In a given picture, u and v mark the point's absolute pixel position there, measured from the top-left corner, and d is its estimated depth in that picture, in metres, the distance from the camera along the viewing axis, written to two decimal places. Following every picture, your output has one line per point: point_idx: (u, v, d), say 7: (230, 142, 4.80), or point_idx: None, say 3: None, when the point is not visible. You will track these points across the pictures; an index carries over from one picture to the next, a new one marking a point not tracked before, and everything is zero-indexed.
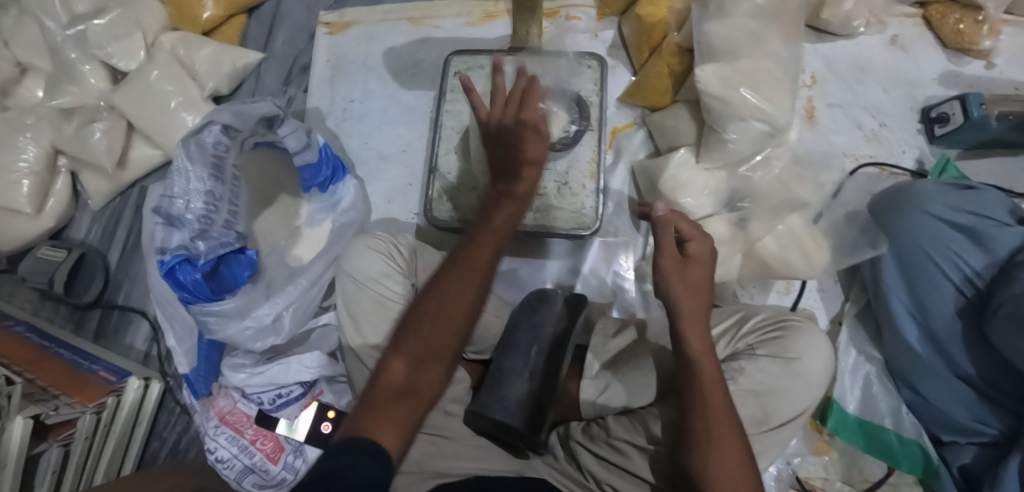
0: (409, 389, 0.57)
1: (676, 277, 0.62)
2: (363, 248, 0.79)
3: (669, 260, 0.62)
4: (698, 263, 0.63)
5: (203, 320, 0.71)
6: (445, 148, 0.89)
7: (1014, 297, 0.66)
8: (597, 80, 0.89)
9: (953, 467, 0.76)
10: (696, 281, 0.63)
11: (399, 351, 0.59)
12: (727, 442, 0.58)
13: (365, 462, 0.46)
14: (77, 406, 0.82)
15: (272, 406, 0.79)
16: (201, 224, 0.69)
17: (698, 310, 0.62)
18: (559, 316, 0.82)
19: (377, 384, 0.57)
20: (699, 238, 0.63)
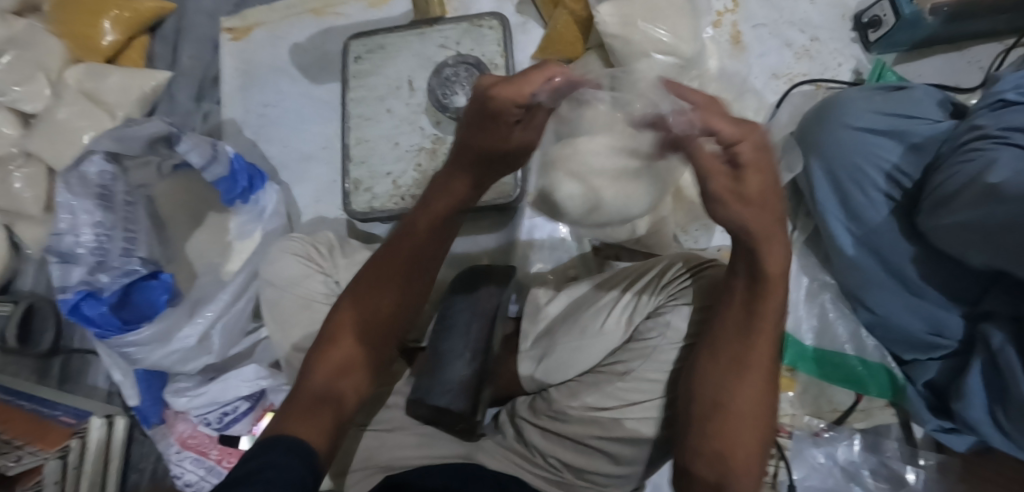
0: (329, 396, 0.58)
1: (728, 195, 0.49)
2: (279, 252, 0.77)
3: (713, 175, 0.48)
4: (759, 175, 0.48)
5: (125, 351, 0.72)
6: (355, 137, 0.83)
7: (941, 191, 0.63)
8: (500, 40, 0.81)
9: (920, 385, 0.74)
10: (754, 195, 0.48)
11: (325, 359, 0.60)
12: (751, 372, 0.53)
13: (286, 460, 0.46)
14: (40, 453, 0.83)
15: (221, 425, 0.79)
16: (96, 256, 0.69)
17: (766, 221, 0.49)
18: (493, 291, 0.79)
19: (299, 390, 0.59)
20: (755, 149, 0.46)
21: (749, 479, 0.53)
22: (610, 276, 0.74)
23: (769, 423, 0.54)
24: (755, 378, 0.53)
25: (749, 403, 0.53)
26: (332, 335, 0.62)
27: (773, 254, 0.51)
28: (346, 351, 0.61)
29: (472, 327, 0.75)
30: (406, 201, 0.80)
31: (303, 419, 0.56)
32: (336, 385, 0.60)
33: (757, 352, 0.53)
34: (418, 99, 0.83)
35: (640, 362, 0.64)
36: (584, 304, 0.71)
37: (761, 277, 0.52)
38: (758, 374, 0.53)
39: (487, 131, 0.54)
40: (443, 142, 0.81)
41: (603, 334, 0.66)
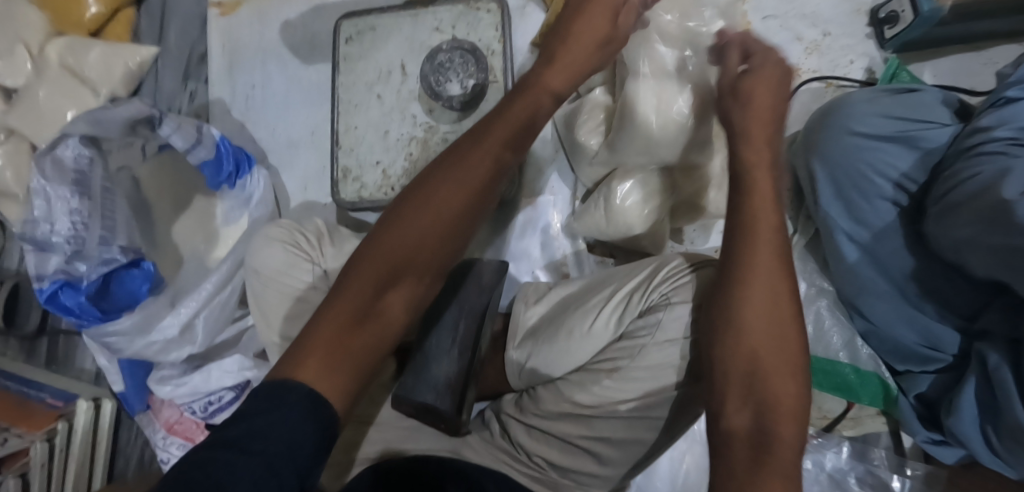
0: (364, 318, 0.47)
1: (742, 115, 0.52)
2: (264, 240, 0.76)
3: (725, 85, 0.55)
4: (767, 89, 0.52)
5: (107, 341, 0.70)
6: (345, 123, 0.81)
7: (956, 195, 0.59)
8: (498, 25, 0.77)
9: (912, 396, 0.73)
10: (762, 107, 0.52)
11: (345, 287, 0.49)
12: (760, 289, 0.46)
13: (297, 419, 0.39)
14: (25, 436, 0.83)
15: (206, 414, 0.77)
16: (72, 245, 0.66)
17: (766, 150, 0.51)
18: (481, 287, 0.78)
19: (320, 317, 0.47)
20: (767, 67, 0.53)
21: (794, 414, 0.44)
22: (604, 275, 0.70)
23: (802, 354, 0.46)
24: (760, 288, 0.46)
25: (765, 330, 0.45)
26: (353, 273, 0.50)
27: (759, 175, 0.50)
28: (408, 256, 0.49)
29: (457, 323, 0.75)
30: (395, 193, 0.78)
31: (327, 349, 0.45)
32: (382, 301, 0.48)
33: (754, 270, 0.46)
34: (410, 85, 0.79)
35: (630, 359, 0.60)
36: (574, 302, 0.68)
37: (744, 194, 0.50)
38: (765, 290, 0.46)
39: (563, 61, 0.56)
40: (435, 132, 0.77)
41: (591, 333, 0.64)
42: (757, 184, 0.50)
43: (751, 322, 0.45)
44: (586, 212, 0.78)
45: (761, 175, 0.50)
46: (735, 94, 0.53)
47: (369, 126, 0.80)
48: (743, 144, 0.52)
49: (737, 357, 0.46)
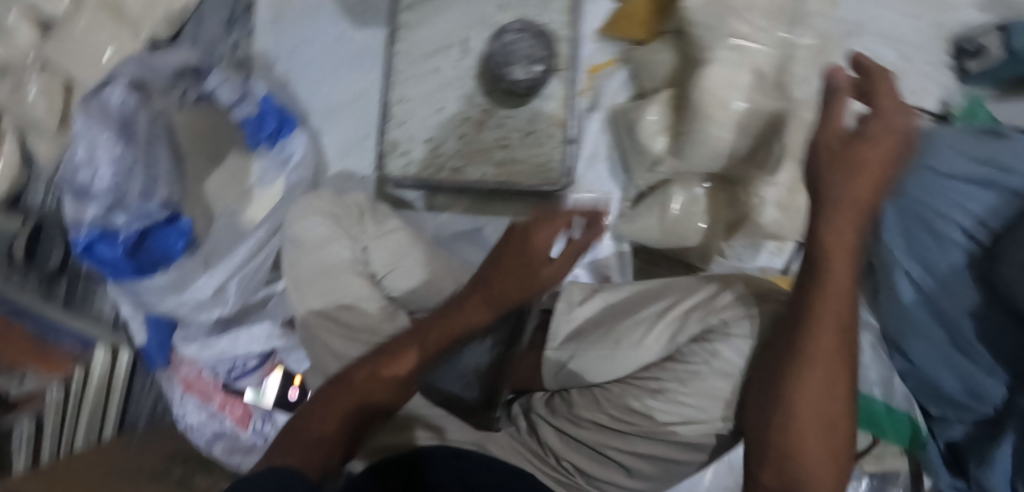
0: (320, 438, 0.56)
1: (835, 166, 0.48)
2: (305, 208, 0.74)
3: (831, 142, 0.49)
4: (880, 144, 0.47)
5: (141, 295, 0.68)
6: (398, 95, 0.78)
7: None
8: (568, 10, 0.73)
9: (942, 441, 0.71)
10: (865, 159, 0.47)
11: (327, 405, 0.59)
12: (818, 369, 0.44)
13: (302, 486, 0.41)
14: (43, 377, 0.83)
15: (229, 378, 0.76)
16: (114, 195, 0.62)
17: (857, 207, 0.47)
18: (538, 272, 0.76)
19: (295, 432, 0.57)
20: (891, 112, 0.48)
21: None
22: (656, 287, 0.70)
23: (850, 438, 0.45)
24: (830, 338, 0.44)
25: (823, 380, 0.44)
26: (326, 396, 0.60)
27: (846, 223, 0.47)
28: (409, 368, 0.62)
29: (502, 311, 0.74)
30: (444, 173, 0.75)
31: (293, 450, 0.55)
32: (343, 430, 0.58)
33: (833, 313, 0.45)
34: (469, 63, 0.76)
35: (676, 383, 0.60)
36: (622, 312, 0.68)
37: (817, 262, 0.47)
38: (840, 342, 0.45)
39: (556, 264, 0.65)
40: (491, 115, 0.75)
41: (638, 349, 0.63)
42: (835, 235, 0.47)
43: (814, 370, 0.44)
44: (639, 215, 0.77)
45: (852, 225, 0.47)
46: (846, 147, 0.48)
47: (424, 101, 0.77)
48: (830, 202, 0.47)
49: (777, 439, 0.45)
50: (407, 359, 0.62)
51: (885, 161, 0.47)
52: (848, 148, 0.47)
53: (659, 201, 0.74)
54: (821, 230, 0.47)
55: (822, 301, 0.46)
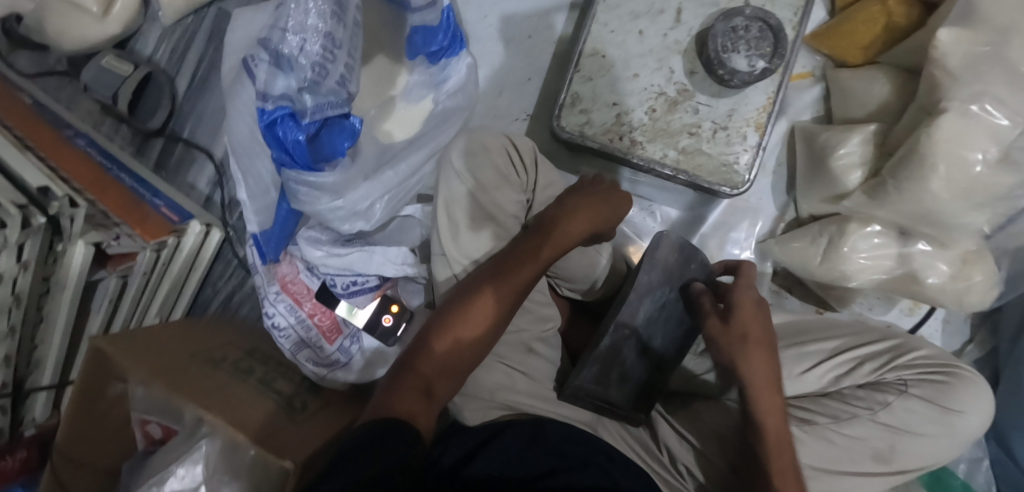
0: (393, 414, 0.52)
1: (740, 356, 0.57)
2: (475, 144, 0.68)
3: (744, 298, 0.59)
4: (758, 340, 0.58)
5: (294, 189, 0.62)
6: (592, 47, 0.73)
7: None
8: (798, 10, 0.70)
9: None
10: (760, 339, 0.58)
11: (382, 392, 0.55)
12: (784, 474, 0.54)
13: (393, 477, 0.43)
14: (138, 240, 0.75)
15: (345, 291, 0.77)
16: (314, 74, 0.55)
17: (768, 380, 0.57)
18: (679, 257, 0.69)
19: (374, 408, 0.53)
20: (743, 287, 0.60)
21: None
22: (820, 323, 0.67)
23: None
24: (765, 378, 0.57)
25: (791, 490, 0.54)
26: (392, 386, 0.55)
27: (758, 356, 0.57)
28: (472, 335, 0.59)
29: (648, 302, 0.68)
30: (623, 143, 0.72)
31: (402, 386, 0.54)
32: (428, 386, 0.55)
33: (766, 402, 0.57)
34: (680, 36, 0.72)
35: (832, 421, 0.59)
36: (785, 336, 0.65)
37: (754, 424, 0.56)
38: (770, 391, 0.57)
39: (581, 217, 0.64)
40: (688, 97, 0.71)
41: (799, 380, 0.62)
42: (755, 369, 0.57)
43: None
44: (796, 238, 0.75)
45: (763, 360, 0.58)
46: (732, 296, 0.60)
47: (622, 61, 0.72)
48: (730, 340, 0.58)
49: None
50: (421, 373, 0.55)
51: (765, 323, 0.59)
52: (733, 326, 0.58)
53: (830, 234, 0.72)
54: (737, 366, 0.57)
55: (761, 404, 0.57)
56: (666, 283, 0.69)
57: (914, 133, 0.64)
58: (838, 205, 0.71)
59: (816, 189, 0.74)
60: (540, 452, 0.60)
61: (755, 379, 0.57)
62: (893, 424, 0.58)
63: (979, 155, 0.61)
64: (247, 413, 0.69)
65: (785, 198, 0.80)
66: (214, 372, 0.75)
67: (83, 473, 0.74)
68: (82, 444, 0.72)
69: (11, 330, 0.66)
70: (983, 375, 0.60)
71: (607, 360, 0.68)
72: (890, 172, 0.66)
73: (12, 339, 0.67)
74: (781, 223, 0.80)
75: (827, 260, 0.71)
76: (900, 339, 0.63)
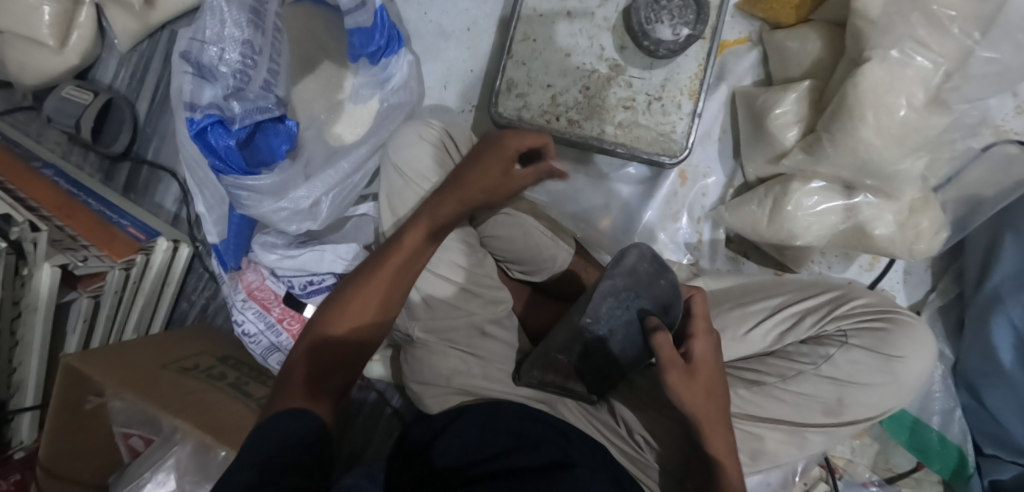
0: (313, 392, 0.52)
1: (687, 395, 0.54)
2: (414, 137, 0.70)
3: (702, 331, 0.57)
4: (705, 368, 0.56)
5: (236, 195, 0.64)
6: (523, 32, 0.74)
7: None
8: None
9: (986, 479, 0.73)
10: (708, 385, 0.55)
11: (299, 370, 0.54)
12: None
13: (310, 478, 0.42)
14: (106, 260, 0.78)
15: (303, 293, 0.74)
16: (236, 81, 0.59)
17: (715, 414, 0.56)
18: (648, 268, 0.61)
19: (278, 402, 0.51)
20: (704, 339, 0.57)
21: None
22: (769, 283, 0.67)
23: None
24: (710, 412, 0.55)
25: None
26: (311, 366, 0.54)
27: (713, 409, 0.55)
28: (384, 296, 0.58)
29: (612, 311, 0.60)
30: (561, 123, 0.72)
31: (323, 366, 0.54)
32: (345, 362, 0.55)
33: (718, 444, 0.56)
34: (607, 13, 0.73)
35: (778, 379, 0.59)
36: (730, 298, 0.66)
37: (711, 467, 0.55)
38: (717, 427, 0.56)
39: (482, 179, 0.59)
40: (620, 72, 0.72)
41: (744, 341, 0.62)
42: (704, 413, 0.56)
43: None
44: (743, 202, 0.75)
45: (711, 407, 0.56)
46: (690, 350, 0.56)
47: (554, 43, 0.73)
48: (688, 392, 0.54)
49: None
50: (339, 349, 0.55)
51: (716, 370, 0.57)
52: (697, 379, 0.55)
53: (775, 194, 0.71)
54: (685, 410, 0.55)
55: (711, 444, 0.56)
56: (632, 295, 0.60)
57: (843, 85, 0.65)
58: (779, 165, 0.71)
59: (758, 151, 0.74)
60: (493, 430, 0.61)
61: (703, 420, 0.55)
62: (837, 381, 0.58)
63: (904, 101, 0.61)
64: (217, 415, 0.72)
65: (733, 164, 0.80)
66: (188, 379, 0.77)
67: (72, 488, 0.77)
68: (68, 459, 0.76)
69: None
70: (925, 319, 0.60)
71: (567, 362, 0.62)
72: (823, 126, 0.66)
73: None
74: (731, 188, 0.79)
75: (774, 221, 0.71)
76: (841, 290, 0.63)
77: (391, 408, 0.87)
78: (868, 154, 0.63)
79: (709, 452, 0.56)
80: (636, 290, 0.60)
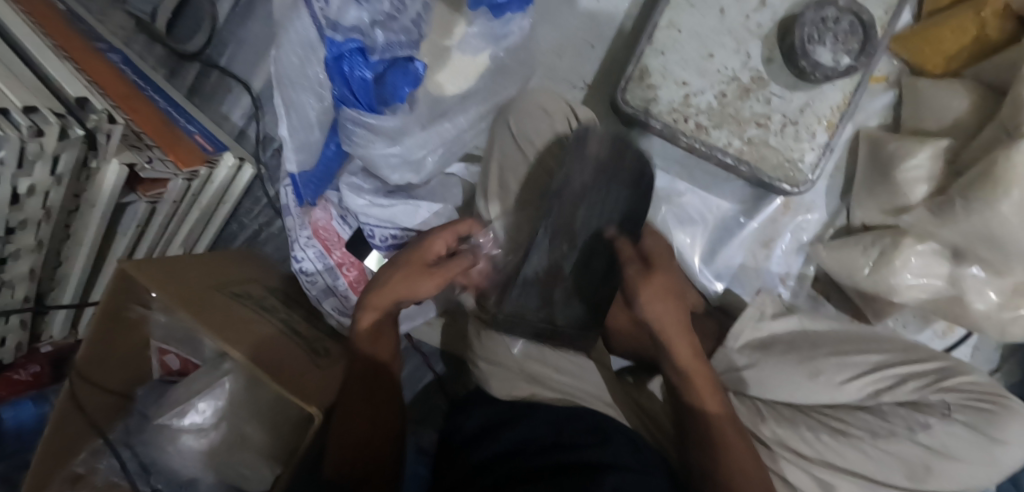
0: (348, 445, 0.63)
1: (642, 285, 0.61)
2: (536, 106, 0.70)
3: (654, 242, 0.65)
4: (662, 267, 0.63)
5: (351, 129, 0.61)
6: (668, 20, 0.69)
7: None
8: (891, 6, 0.67)
9: None
10: (663, 288, 0.62)
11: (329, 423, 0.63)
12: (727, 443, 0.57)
13: None
14: (171, 167, 0.72)
15: (382, 245, 0.71)
16: (390, 8, 0.54)
17: (676, 318, 0.62)
18: (610, 152, 0.63)
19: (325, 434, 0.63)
20: (653, 236, 0.66)
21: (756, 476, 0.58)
22: (863, 332, 0.67)
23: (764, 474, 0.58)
24: (677, 334, 0.62)
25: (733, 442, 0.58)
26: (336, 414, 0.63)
27: (667, 307, 0.61)
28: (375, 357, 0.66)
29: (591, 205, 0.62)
30: (688, 124, 0.69)
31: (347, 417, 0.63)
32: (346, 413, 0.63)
33: (683, 351, 0.61)
34: (763, 19, 0.68)
35: (868, 435, 0.59)
36: (827, 343, 0.65)
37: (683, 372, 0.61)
38: (689, 351, 0.61)
39: (411, 277, 0.63)
40: (761, 85, 0.68)
41: (838, 389, 0.62)
42: (662, 316, 0.62)
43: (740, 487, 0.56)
44: (846, 244, 0.73)
45: (671, 309, 0.62)
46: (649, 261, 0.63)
47: (699, 41, 0.69)
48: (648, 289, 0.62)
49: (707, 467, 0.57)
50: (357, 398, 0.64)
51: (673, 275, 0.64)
52: (654, 276, 0.62)
53: (882, 246, 0.70)
54: (643, 309, 0.62)
55: (677, 353, 0.61)
56: (602, 181, 0.62)
57: (990, 152, 0.62)
58: (896, 218, 0.70)
59: (874, 196, 0.72)
60: (568, 430, 0.60)
61: (664, 329, 0.62)
62: (933, 450, 0.58)
63: None
64: (275, 354, 0.68)
65: (838, 204, 0.77)
66: (242, 306, 0.73)
67: (100, 394, 0.73)
68: (102, 364, 0.72)
69: (40, 244, 0.64)
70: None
71: (552, 277, 0.63)
72: (959, 189, 0.63)
73: (39, 254, 0.65)
74: (831, 227, 0.77)
75: (875, 271, 0.69)
76: (949, 362, 0.63)
77: (433, 373, 0.85)
78: (997, 228, 0.61)
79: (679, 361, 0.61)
80: (606, 176, 0.62)
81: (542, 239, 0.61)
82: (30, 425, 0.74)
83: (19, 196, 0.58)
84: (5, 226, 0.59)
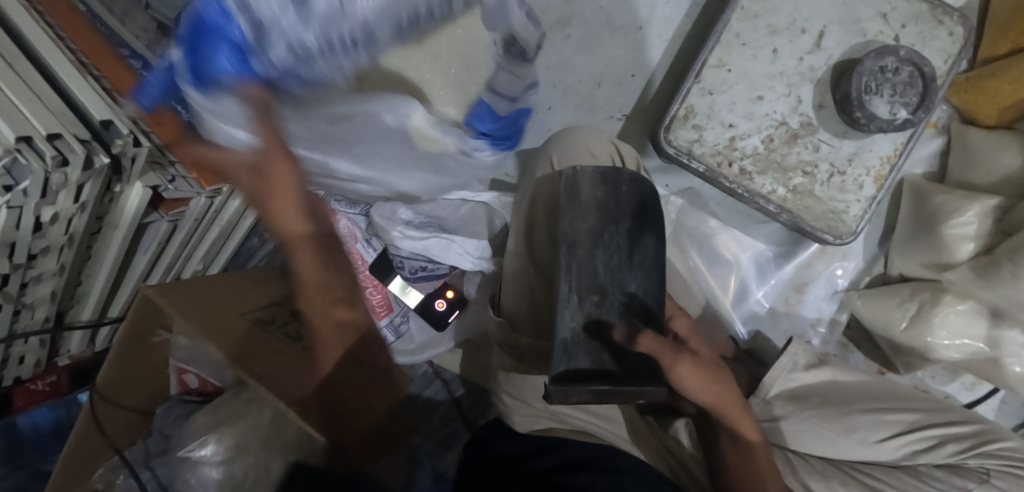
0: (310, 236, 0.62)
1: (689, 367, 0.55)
2: (583, 149, 0.68)
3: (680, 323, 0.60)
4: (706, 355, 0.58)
5: None
6: (718, 58, 0.66)
7: None
8: (950, 56, 0.65)
9: None
10: (710, 365, 0.56)
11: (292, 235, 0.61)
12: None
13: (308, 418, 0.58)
14: (194, 186, 0.69)
15: (411, 276, 0.73)
16: None
17: (726, 392, 0.57)
18: (600, 189, 0.60)
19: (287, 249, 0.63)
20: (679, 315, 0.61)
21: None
22: (896, 390, 0.67)
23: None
24: (732, 410, 0.57)
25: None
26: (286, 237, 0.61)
27: (721, 390, 0.56)
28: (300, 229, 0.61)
29: (600, 256, 0.59)
30: (731, 169, 0.66)
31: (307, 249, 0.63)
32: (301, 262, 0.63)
33: (741, 423, 0.58)
34: (816, 62, 0.65)
35: None
36: (863, 399, 0.65)
37: (740, 441, 0.58)
38: (741, 423, 0.58)
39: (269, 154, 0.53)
40: (810, 132, 0.66)
41: (873, 448, 0.62)
42: (708, 395, 0.56)
43: None
44: (884, 295, 0.71)
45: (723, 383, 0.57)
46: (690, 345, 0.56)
47: (747, 81, 0.66)
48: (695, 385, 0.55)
49: None
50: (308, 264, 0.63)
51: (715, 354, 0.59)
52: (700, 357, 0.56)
53: (922, 301, 0.68)
54: (693, 391, 0.55)
55: (734, 422, 0.58)
56: (606, 221, 0.60)
57: None
58: (938, 274, 0.68)
59: (916, 250, 0.70)
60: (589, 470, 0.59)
61: (722, 407, 0.57)
62: None
63: None
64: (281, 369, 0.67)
65: (876, 251, 0.76)
66: (270, 335, 0.71)
67: (117, 412, 0.72)
68: (123, 386, 0.71)
69: (62, 268, 0.62)
70: None
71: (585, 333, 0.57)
72: (1006, 251, 0.62)
73: (60, 275, 0.63)
74: (867, 275, 0.76)
75: (912, 327, 0.68)
76: (985, 425, 0.63)
77: (452, 399, 0.86)
78: None
79: (738, 434, 0.58)
80: (606, 215, 0.60)
81: (569, 296, 0.57)
82: (46, 427, 0.76)
83: (42, 224, 0.56)
84: (28, 253, 0.57)
